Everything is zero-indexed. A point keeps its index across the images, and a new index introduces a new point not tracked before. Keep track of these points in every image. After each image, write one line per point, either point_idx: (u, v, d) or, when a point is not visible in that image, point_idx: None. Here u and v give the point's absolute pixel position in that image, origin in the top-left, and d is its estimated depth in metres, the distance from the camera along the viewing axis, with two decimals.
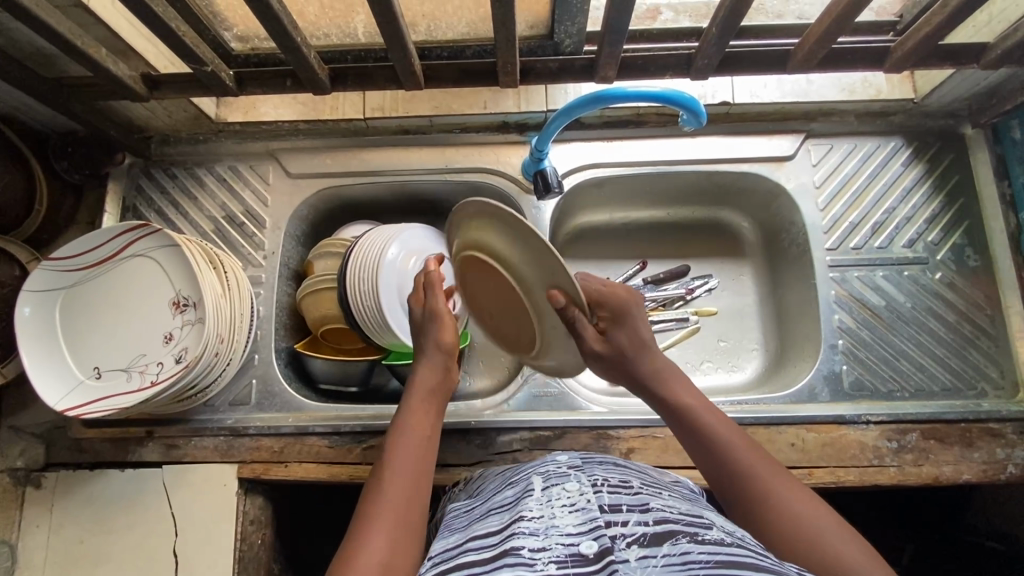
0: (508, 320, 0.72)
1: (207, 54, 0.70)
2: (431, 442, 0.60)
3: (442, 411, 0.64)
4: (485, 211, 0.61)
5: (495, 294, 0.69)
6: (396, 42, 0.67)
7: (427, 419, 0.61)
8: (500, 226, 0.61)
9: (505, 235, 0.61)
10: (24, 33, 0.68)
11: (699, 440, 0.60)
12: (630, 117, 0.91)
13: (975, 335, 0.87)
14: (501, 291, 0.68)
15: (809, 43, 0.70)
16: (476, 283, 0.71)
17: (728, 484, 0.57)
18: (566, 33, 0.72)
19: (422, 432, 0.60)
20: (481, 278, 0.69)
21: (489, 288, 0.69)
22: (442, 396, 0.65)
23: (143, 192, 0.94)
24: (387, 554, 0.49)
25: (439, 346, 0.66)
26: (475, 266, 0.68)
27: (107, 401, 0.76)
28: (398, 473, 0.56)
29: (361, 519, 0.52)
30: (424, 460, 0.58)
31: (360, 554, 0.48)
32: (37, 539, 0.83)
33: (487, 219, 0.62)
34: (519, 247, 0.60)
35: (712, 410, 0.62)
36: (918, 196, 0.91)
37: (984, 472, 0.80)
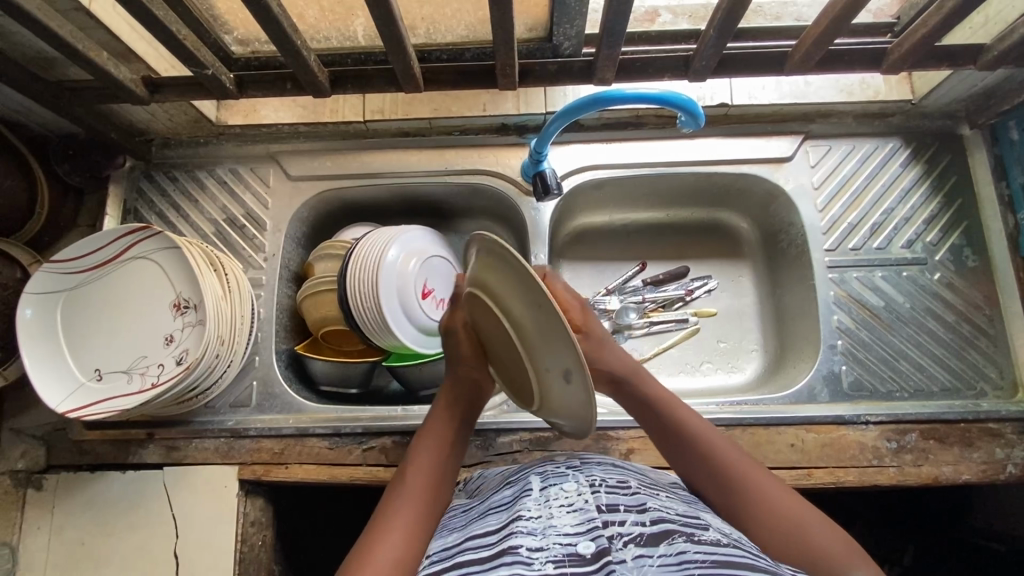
0: (516, 372, 0.63)
1: (208, 57, 0.71)
2: (450, 456, 0.64)
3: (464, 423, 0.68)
4: (487, 249, 0.54)
5: (501, 343, 0.61)
6: (395, 44, 0.68)
7: (448, 432, 0.66)
8: (501, 268, 0.54)
9: (507, 276, 0.53)
10: (25, 37, 0.69)
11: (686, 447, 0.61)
12: (629, 119, 0.92)
13: (973, 335, 0.88)
14: (506, 341, 0.59)
15: (806, 45, 0.70)
16: (484, 328, 0.63)
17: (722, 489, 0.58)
18: (565, 36, 0.72)
19: (442, 445, 0.64)
20: (489, 322, 0.61)
21: (496, 334, 0.61)
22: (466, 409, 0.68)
23: (144, 195, 0.95)
24: (402, 548, 0.52)
25: (465, 359, 0.68)
26: (482, 310, 0.60)
27: (108, 403, 0.76)
28: (417, 480, 0.60)
29: (380, 517, 0.56)
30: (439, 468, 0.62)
31: (378, 546, 0.52)
32: (37, 541, 0.83)
33: (489, 260, 0.55)
34: (519, 289, 0.52)
35: (692, 413, 0.64)
36: (916, 197, 0.92)
37: (984, 471, 0.81)
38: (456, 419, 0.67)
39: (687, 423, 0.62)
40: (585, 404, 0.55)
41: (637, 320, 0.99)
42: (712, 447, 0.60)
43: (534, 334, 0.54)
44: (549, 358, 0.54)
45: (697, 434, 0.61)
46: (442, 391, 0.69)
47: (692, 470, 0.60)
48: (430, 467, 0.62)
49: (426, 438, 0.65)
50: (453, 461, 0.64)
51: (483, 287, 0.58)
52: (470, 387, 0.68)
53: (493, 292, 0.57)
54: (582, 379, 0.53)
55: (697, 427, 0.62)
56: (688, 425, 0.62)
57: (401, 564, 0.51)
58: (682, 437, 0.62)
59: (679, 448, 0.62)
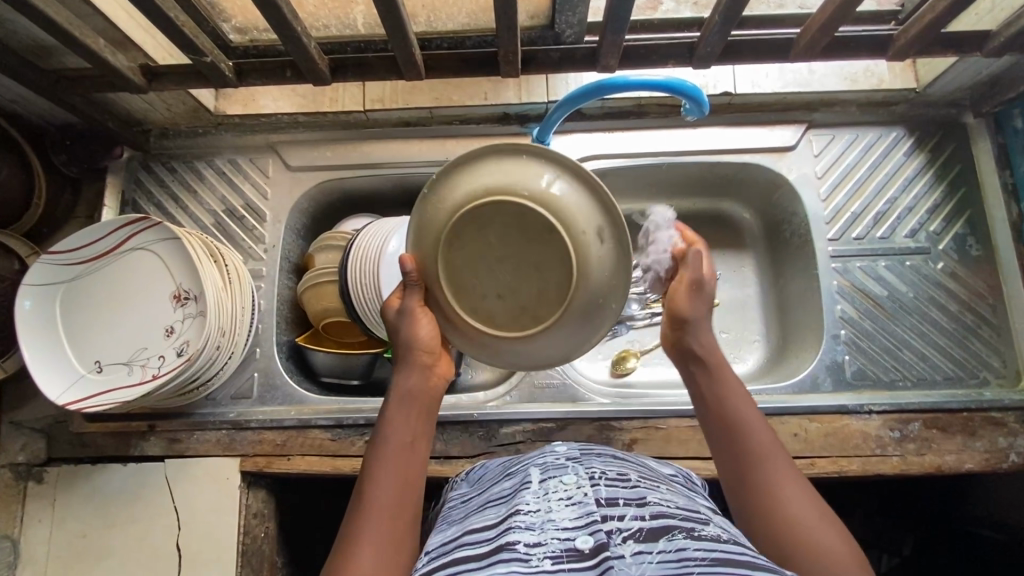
0: (523, 297, 0.57)
1: (206, 44, 0.70)
2: (415, 450, 0.57)
3: (427, 409, 0.60)
4: (471, 161, 0.57)
5: (499, 261, 0.57)
6: (397, 31, 0.67)
7: (409, 426, 0.58)
8: (486, 159, 0.56)
9: (500, 171, 0.56)
10: (20, 23, 0.68)
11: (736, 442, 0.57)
12: (631, 108, 0.91)
13: (976, 324, 0.88)
14: (510, 247, 0.56)
15: (812, 31, 0.70)
16: (470, 265, 0.57)
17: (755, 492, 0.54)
18: (567, 24, 0.72)
19: (401, 446, 0.57)
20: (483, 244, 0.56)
21: (490, 271, 0.57)
22: (425, 395, 0.60)
23: (142, 186, 0.94)
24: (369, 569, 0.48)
25: (425, 347, 0.60)
26: (469, 237, 0.56)
27: (108, 395, 0.76)
28: (380, 489, 0.54)
29: (345, 537, 0.51)
30: (402, 468, 0.55)
31: (342, 575, 0.48)
32: (39, 533, 0.83)
33: (462, 168, 0.57)
34: (519, 173, 0.55)
35: (741, 393, 0.60)
36: (919, 186, 0.91)
37: (987, 460, 0.81)
38: (418, 412, 0.59)
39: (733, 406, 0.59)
40: (619, 265, 0.55)
41: (639, 311, 0.99)
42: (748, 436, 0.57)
43: (553, 200, 0.54)
44: (577, 222, 0.54)
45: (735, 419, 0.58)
46: (396, 382, 0.61)
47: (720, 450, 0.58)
48: (392, 472, 0.55)
49: (385, 436, 0.57)
50: (419, 454, 0.57)
51: (463, 200, 0.56)
52: (422, 375, 0.60)
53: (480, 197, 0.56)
54: (612, 230, 0.54)
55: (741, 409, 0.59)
56: (734, 405, 0.59)
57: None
58: (722, 417, 0.59)
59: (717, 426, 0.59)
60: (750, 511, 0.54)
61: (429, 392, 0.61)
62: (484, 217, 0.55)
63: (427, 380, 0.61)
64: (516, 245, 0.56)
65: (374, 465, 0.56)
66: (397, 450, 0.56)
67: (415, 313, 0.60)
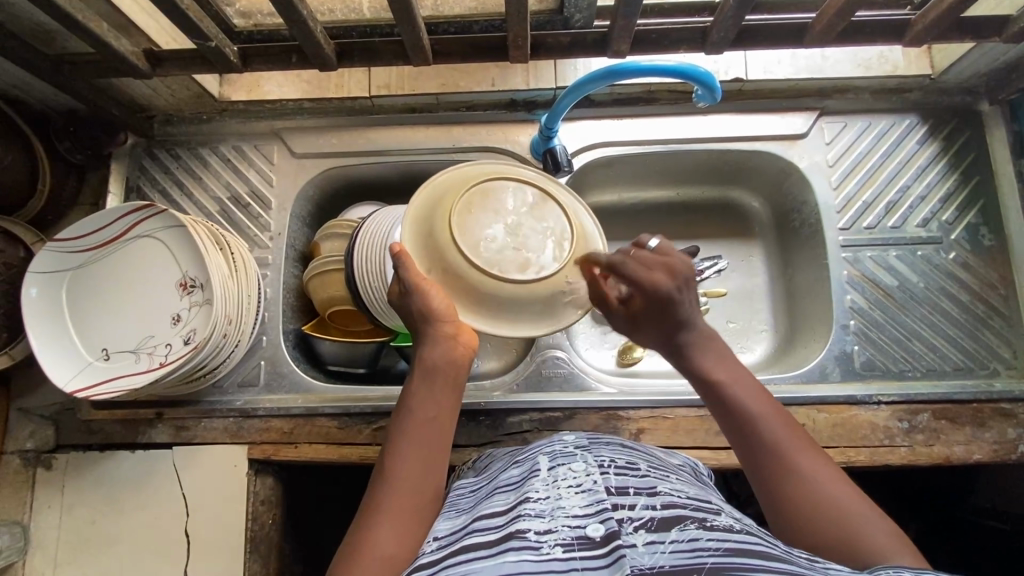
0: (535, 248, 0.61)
1: (211, 28, 0.69)
2: (438, 424, 0.58)
3: (451, 380, 0.59)
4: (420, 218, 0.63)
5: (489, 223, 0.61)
6: (404, 15, 0.66)
7: (431, 400, 0.58)
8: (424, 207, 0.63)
9: (433, 204, 0.63)
10: (24, 7, 0.67)
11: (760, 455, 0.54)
12: (641, 94, 0.90)
13: (987, 315, 0.87)
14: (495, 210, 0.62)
15: (828, 16, 0.68)
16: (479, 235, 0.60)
17: (793, 500, 0.51)
18: (576, 8, 0.70)
19: (425, 419, 0.57)
20: (481, 215, 0.60)
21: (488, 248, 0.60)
22: (450, 367, 0.60)
23: (146, 172, 0.93)
24: (388, 548, 0.49)
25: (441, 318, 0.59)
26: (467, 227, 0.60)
27: (115, 382, 0.76)
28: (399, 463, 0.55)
29: (365, 511, 0.53)
30: (424, 442, 0.56)
31: (360, 542, 0.50)
32: (48, 520, 0.84)
33: (412, 223, 0.63)
34: (440, 203, 0.62)
35: (761, 398, 0.57)
36: (932, 175, 0.90)
37: (995, 451, 0.80)
38: (439, 384, 0.59)
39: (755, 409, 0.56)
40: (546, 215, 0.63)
41: None
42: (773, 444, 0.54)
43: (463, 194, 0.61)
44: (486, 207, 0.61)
45: (762, 420, 0.55)
46: (421, 355, 0.60)
47: (753, 466, 0.55)
48: (411, 448, 0.56)
49: (405, 411, 0.58)
50: (443, 427, 0.58)
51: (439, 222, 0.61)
52: (444, 348, 0.59)
53: (465, 174, 0.65)
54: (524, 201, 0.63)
55: (752, 402, 0.56)
56: (759, 419, 0.55)
57: (390, 568, 0.48)
58: (748, 431, 0.55)
59: (749, 449, 0.55)
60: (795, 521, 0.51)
61: (455, 361, 0.60)
62: (475, 184, 0.62)
63: (450, 347, 0.59)
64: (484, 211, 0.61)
65: (397, 439, 0.56)
66: (420, 425, 0.57)
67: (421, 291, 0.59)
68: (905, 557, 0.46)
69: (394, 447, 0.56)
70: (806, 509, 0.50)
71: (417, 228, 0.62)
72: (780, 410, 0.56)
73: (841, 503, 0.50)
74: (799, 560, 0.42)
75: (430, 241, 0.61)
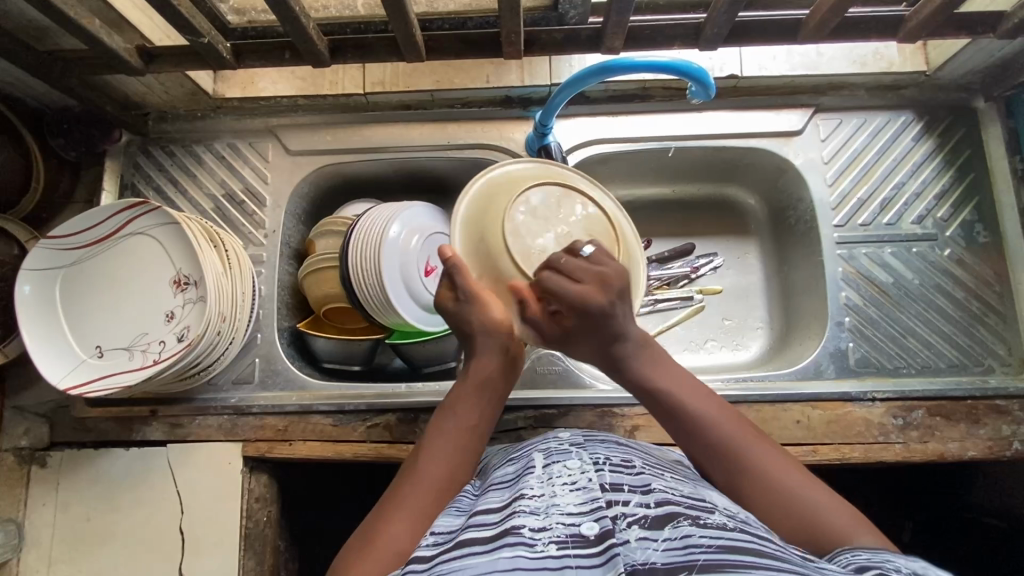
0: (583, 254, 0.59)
1: (204, 24, 0.68)
2: (477, 433, 0.60)
3: (496, 394, 0.61)
4: (471, 221, 0.62)
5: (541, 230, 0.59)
6: (397, 11, 0.66)
7: (473, 410, 0.60)
8: (474, 208, 0.63)
9: (482, 205, 0.63)
10: (16, 4, 0.67)
11: (711, 458, 0.56)
12: (635, 91, 0.89)
13: (982, 312, 0.87)
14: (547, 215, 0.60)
15: (821, 12, 0.68)
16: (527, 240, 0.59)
17: (754, 496, 0.52)
18: (570, 4, 0.70)
19: (468, 425, 0.59)
20: (529, 222, 0.59)
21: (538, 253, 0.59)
22: (498, 380, 0.61)
23: (141, 169, 0.93)
24: (405, 541, 0.49)
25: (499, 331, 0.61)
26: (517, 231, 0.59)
27: (108, 379, 0.76)
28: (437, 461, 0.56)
29: (386, 502, 0.54)
30: (462, 447, 0.58)
31: (388, 526, 0.50)
32: (43, 517, 0.84)
33: (462, 226, 0.63)
34: (489, 205, 0.62)
35: (704, 398, 0.58)
36: (928, 171, 0.90)
37: (990, 448, 0.80)
38: (483, 396, 0.60)
39: (699, 411, 0.57)
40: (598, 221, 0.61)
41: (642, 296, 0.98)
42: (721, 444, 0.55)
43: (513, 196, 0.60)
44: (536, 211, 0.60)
45: (708, 423, 0.56)
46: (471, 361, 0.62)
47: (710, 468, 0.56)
48: (450, 449, 0.57)
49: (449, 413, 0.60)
50: (480, 438, 0.60)
51: (489, 226, 0.60)
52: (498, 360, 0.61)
53: (517, 177, 0.64)
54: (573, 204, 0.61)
55: (696, 404, 0.57)
56: (704, 422, 0.56)
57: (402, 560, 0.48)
58: (696, 436, 0.57)
59: (701, 453, 0.56)
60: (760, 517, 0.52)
61: (503, 376, 0.62)
62: (526, 187, 0.61)
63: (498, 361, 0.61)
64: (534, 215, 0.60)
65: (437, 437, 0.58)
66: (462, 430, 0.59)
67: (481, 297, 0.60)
68: (873, 538, 0.47)
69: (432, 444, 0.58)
70: (771, 504, 0.51)
71: (467, 231, 0.62)
72: (726, 408, 0.58)
73: (800, 489, 0.51)
74: (793, 557, 0.42)
75: (480, 244, 0.61)
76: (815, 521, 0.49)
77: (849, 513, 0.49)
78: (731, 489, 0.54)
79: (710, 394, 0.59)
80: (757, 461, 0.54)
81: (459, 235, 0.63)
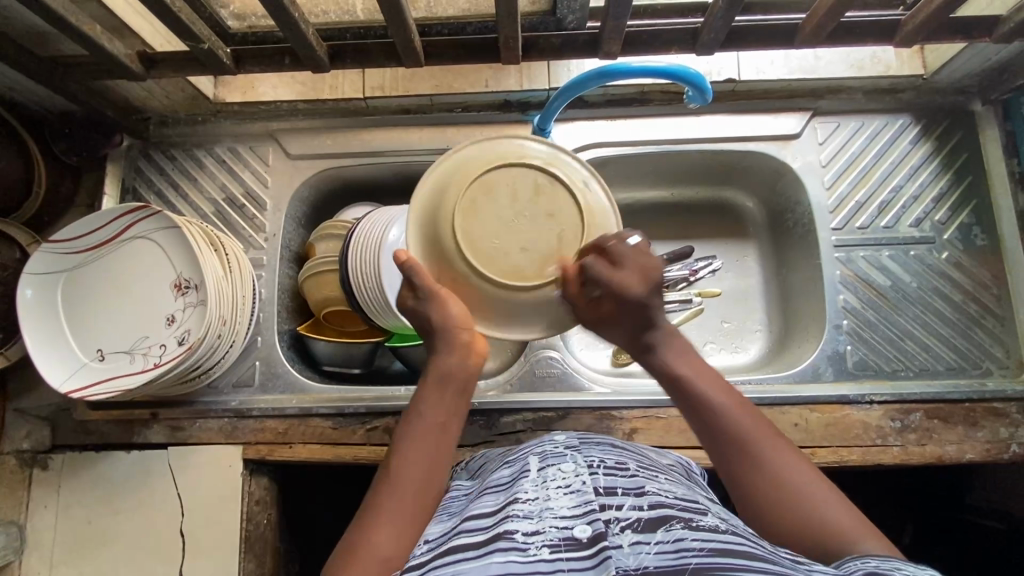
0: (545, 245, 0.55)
1: (204, 30, 0.69)
2: (447, 433, 0.58)
3: (461, 391, 0.60)
4: (428, 202, 0.58)
5: (503, 217, 0.55)
6: (395, 17, 0.66)
7: (438, 410, 0.58)
8: (433, 185, 0.58)
9: (441, 182, 0.58)
10: (18, 11, 0.67)
11: (724, 449, 0.55)
12: (633, 95, 0.90)
13: (980, 315, 0.87)
14: (512, 200, 0.55)
15: (817, 17, 0.69)
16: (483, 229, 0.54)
17: (763, 494, 0.52)
18: (569, 10, 0.70)
19: (436, 425, 0.58)
20: (487, 208, 0.55)
21: (496, 244, 0.55)
22: (461, 378, 0.60)
23: (142, 173, 0.94)
24: (388, 549, 0.50)
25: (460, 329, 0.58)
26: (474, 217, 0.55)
27: (109, 383, 0.76)
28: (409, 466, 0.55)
29: (369, 506, 0.54)
30: (433, 448, 0.57)
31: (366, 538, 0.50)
32: (45, 520, 0.84)
33: (417, 205, 0.58)
34: (450, 184, 0.57)
35: (722, 389, 0.57)
36: (925, 175, 0.90)
37: (988, 450, 0.80)
38: (446, 396, 0.59)
39: (717, 402, 0.56)
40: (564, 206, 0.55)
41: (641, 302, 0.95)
42: (735, 435, 0.55)
43: (474, 177, 0.55)
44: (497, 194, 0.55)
45: (725, 414, 0.56)
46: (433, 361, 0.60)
47: (720, 460, 0.56)
48: (420, 452, 0.56)
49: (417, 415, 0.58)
50: (451, 436, 0.59)
51: (448, 209, 0.56)
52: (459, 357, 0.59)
53: (489, 150, 0.58)
54: (543, 187, 0.55)
55: (715, 394, 0.57)
56: (721, 412, 0.56)
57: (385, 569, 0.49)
58: (712, 425, 0.56)
59: (713, 443, 0.56)
60: (766, 514, 0.52)
61: (468, 371, 0.60)
62: (490, 168, 0.56)
63: (462, 356, 0.60)
64: (495, 200, 0.55)
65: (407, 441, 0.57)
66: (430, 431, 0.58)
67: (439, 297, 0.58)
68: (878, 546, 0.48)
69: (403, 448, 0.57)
70: (780, 505, 0.51)
71: (423, 214, 0.58)
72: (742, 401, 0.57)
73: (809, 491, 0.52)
74: (783, 560, 0.42)
75: (434, 229, 0.57)
76: (819, 523, 0.50)
77: (855, 518, 0.50)
78: (741, 483, 0.54)
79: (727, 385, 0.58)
80: (770, 458, 0.53)
81: (414, 219, 0.58)
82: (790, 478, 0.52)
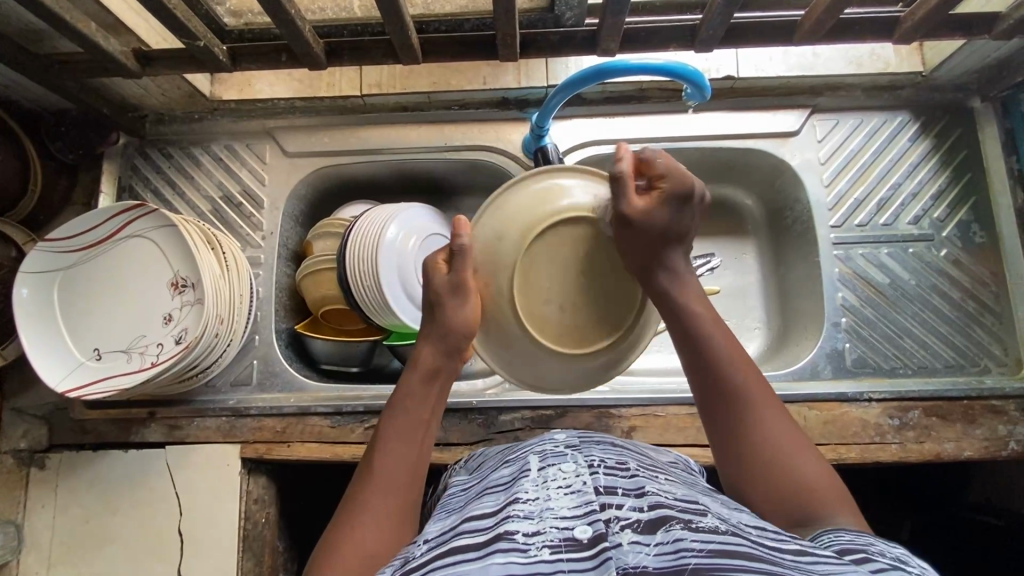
0: (583, 314, 0.59)
1: (200, 27, 0.68)
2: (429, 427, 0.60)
3: (444, 387, 0.62)
4: (508, 204, 0.60)
5: (567, 271, 0.58)
6: (392, 15, 0.66)
7: (423, 404, 0.60)
8: (517, 193, 0.60)
9: (527, 197, 0.59)
10: (12, 7, 0.67)
11: (721, 404, 0.56)
12: (632, 92, 0.90)
13: (978, 312, 0.87)
14: (583, 259, 0.58)
15: (816, 13, 0.68)
16: (544, 271, 0.58)
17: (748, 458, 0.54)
18: (566, 6, 0.70)
19: (421, 419, 0.59)
20: (553, 253, 0.58)
21: (547, 285, 0.58)
22: (444, 374, 0.62)
23: (139, 172, 0.93)
24: (372, 545, 0.50)
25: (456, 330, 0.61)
26: (538, 253, 0.58)
27: (106, 382, 0.76)
28: (394, 458, 0.56)
29: (353, 500, 0.54)
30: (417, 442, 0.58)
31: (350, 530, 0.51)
32: (42, 519, 0.84)
33: (495, 204, 0.60)
34: (534, 204, 0.59)
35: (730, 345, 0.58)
36: (924, 172, 0.90)
37: (986, 448, 0.80)
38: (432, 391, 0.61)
39: (725, 354, 0.57)
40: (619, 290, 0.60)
41: None
42: (733, 390, 0.56)
43: (560, 213, 0.58)
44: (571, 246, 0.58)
45: (728, 368, 0.56)
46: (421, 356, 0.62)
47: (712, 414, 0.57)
48: (406, 445, 0.57)
49: (403, 408, 0.60)
50: (433, 431, 0.60)
51: (523, 230, 0.58)
52: (447, 354, 0.62)
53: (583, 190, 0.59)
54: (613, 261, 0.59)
55: (723, 347, 0.57)
56: (723, 368, 0.56)
57: (371, 562, 0.49)
58: (712, 376, 0.57)
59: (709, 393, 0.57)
60: (746, 479, 0.54)
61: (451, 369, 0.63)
62: (579, 219, 0.58)
63: (449, 357, 0.62)
64: (568, 249, 0.58)
65: (392, 433, 0.58)
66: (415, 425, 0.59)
67: (466, 291, 0.60)
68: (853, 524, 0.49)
69: (389, 440, 0.58)
70: (760, 473, 0.53)
71: (496, 214, 0.60)
72: (747, 361, 0.58)
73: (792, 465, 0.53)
74: (785, 558, 0.42)
75: (496, 241, 0.59)
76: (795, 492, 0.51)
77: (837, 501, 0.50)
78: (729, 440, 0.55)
79: (734, 342, 0.58)
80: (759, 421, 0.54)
81: (482, 214, 0.61)
82: (776, 447, 0.53)
